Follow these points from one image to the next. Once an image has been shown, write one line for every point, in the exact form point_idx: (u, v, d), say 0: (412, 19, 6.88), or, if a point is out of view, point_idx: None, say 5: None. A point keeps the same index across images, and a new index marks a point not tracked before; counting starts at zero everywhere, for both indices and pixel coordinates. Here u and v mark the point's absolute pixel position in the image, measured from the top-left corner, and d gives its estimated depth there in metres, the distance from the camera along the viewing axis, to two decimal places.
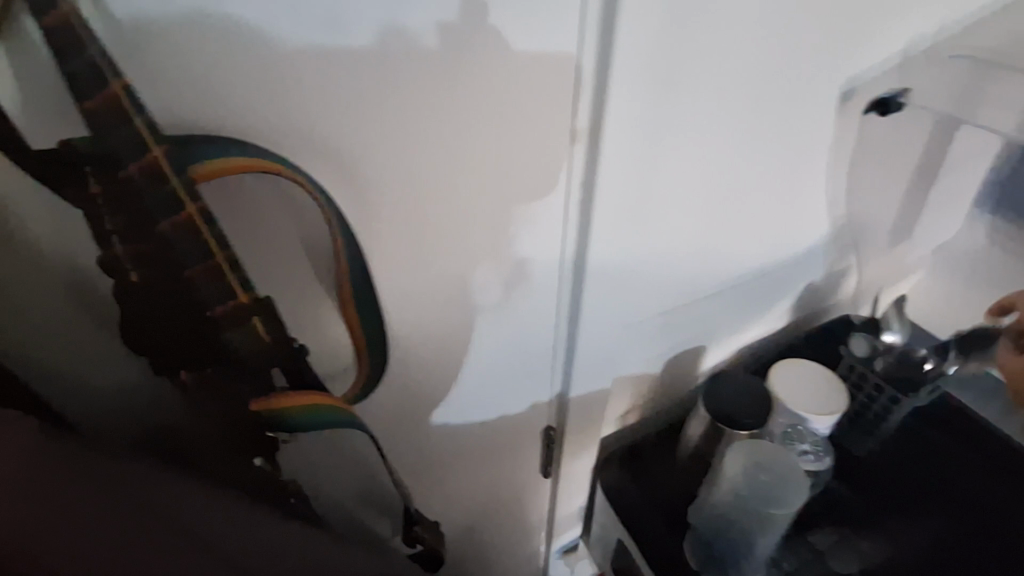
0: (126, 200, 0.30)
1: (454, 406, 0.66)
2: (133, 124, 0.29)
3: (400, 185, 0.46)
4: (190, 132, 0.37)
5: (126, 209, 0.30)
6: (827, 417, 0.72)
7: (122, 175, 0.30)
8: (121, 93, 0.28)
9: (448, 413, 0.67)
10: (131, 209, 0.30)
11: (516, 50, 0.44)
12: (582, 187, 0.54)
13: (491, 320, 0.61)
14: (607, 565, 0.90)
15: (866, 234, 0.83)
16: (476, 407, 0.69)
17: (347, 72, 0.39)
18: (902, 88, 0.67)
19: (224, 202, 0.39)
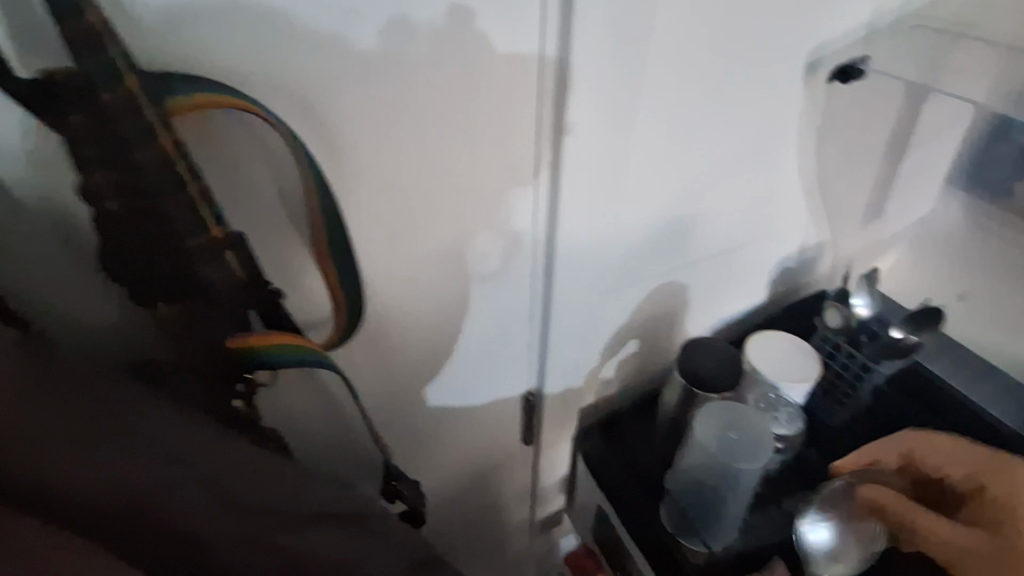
0: (102, 128, 0.32)
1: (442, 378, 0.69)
2: (110, 56, 0.31)
3: (387, 167, 0.50)
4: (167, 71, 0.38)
5: (103, 137, 0.32)
6: (799, 384, 0.74)
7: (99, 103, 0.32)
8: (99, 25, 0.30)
9: (442, 391, 0.70)
10: (108, 137, 0.32)
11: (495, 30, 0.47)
12: (552, 149, 0.56)
13: (484, 289, 0.63)
14: (589, 535, 0.91)
15: (841, 208, 0.85)
16: (468, 387, 0.72)
17: (345, 65, 0.44)
18: (863, 55, 0.69)
19: (201, 144, 0.41)
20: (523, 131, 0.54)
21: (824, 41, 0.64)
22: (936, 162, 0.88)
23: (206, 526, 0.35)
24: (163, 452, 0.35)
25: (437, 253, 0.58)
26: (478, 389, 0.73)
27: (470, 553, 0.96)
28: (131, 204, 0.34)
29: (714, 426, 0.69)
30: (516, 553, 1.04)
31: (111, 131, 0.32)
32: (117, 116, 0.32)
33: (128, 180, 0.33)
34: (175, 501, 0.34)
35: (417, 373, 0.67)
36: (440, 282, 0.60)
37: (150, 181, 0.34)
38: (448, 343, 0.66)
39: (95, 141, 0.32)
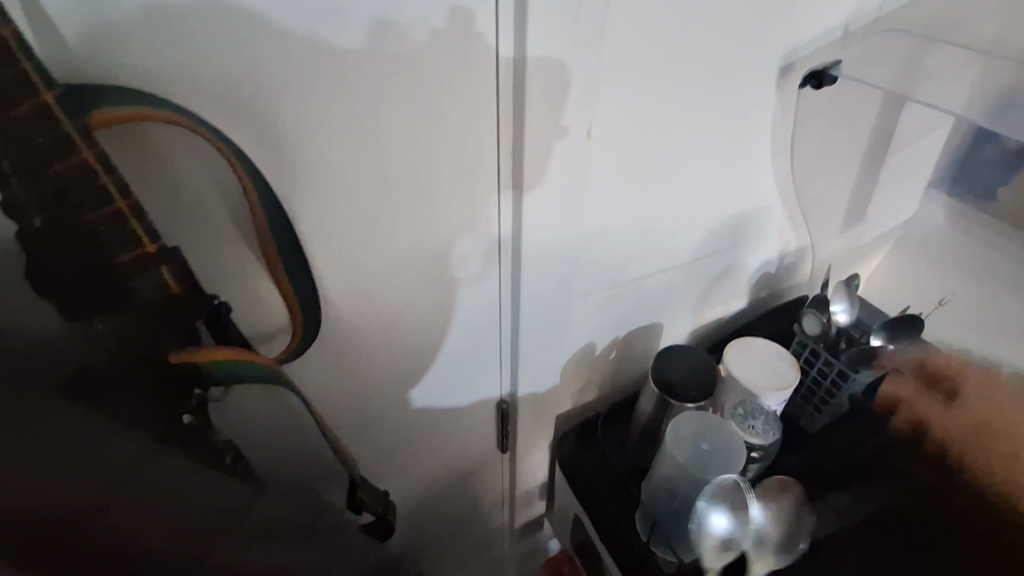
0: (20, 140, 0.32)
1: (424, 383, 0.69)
2: (19, 66, 0.31)
3: (359, 169, 0.49)
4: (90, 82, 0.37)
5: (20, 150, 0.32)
6: (776, 393, 0.73)
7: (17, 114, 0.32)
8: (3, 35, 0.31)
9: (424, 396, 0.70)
10: (25, 150, 0.32)
11: (475, 32, 0.46)
12: (512, 156, 0.55)
13: (471, 291, 0.63)
14: (568, 541, 0.91)
15: (818, 212, 0.84)
16: (447, 392, 0.72)
17: (322, 64, 0.43)
18: (834, 60, 0.67)
19: (132, 155, 0.40)
20: (483, 139, 0.53)
21: (796, 44, 0.63)
22: (916, 167, 0.87)
23: (144, 537, 0.33)
24: (99, 467, 0.31)
25: (396, 261, 0.57)
26: (458, 393, 0.73)
27: (449, 558, 0.96)
28: (57, 219, 0.35)
29: (685, 433, 0.69)
30: (496, 559, 1.03)
31: (31, 142, 0.32)
32: (30, 129, 0.32)
33: (52, 194, 0.34)
34: (108, 520, 0.31)
35: (383, 380, 0.66)
36: (402, 290, 0.59)
37: (76, 196, 0.34)
38: (412, 350, 0.65)
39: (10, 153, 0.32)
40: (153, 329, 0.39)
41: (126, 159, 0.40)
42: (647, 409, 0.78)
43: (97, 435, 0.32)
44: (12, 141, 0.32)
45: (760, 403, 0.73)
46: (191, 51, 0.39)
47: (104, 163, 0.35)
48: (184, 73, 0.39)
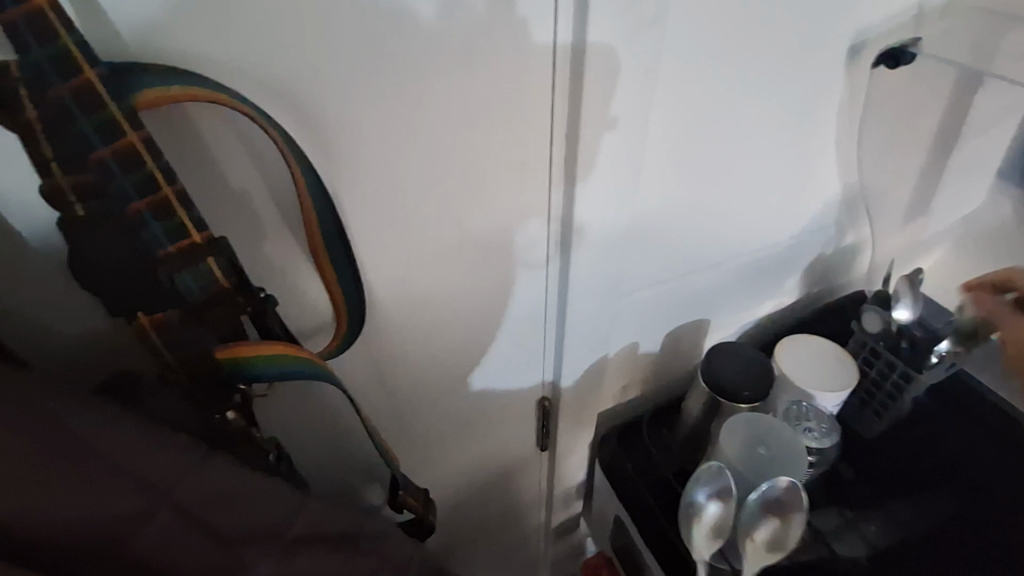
0: (62, 123, 0.31)
1: (482, 368, 0.67)
2: (64, 46, 0.29)
3: (408, 156, 0.47)
4: (131, 60, 0.35)
5: (64, 134, 0.31)
6: (832, 394, 0.69)
7: (54, 96, 0.30)
8: (45, 8, 0.28)
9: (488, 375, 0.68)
10: (68, 134, 0.31)
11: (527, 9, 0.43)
12: (566, 144, 0.52)
13: (529, 278, 0.61)
14: (607, 542, 0.88)
15: (881, 203, 0.79)
16: (501, 378, 0.70)
17: (373, 45, 0.40)
18: (913, 37, 0.62)
19: (175, 138, 0.38)
20: (536, 126, 0.50)
21: (868, 25, 0.59)
22: (986, 155, 0.81)
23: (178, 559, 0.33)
24: (137, 476, 0.33)
25: (441, 254, 0.54)
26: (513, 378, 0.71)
27: (484, 555, 0.94)
28: (100, 208, 0.33)
29: (739, 436, 0.65)
30: (531, 557, 1.01)
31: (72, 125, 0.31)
32: (73, 113, 0.31)
33: (94, 181, 0.32)
34: (142, 540, 0.32)
35: (424, 377, 0.64)
36: (446, 285, 0.57)
37: (118, 184, 0.33)
38: (454, 346, 0.63)
39: (56, 140, 0.31)
40: (197, 326, 0.38)
41: (172, 143, 0.38)
42: (695, 407, 0.74)
43: (127, 453, 0.33)
44: (57, 127, 0.31)
45: (816, 405, 0.70)
46: (239, 32, 0.36)
47: (151, 146, 0.33)
48: (229, 55, 0.37)
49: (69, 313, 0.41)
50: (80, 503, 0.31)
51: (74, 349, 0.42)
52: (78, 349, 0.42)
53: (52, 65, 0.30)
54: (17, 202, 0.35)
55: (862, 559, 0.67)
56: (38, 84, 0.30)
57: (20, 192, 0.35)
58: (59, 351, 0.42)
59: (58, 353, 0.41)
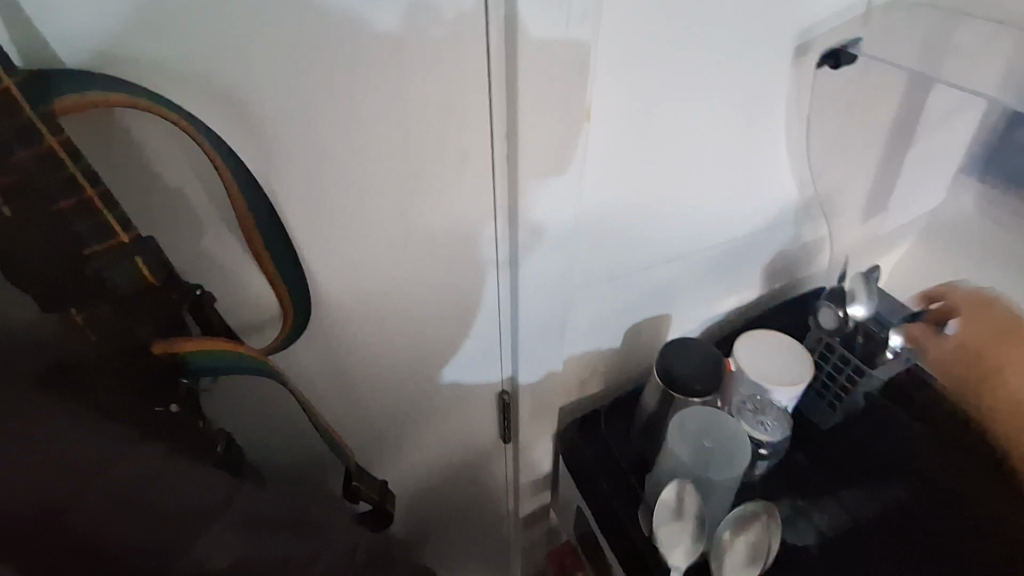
0: None
1: (458, 358, 0.69)
2: None
3: (349, 155, 0.48)
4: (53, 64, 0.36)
5: None
6: (786, 387, 0.71)
7: None
8: None
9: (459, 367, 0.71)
10: None
11: (457, 11, 0.44)
12: (507, 143, 0.52)
13: (502, 275, 0.63)
14: (572, 531, 0.90)
15: (837, 199, 0.80)
16: (479, 365, 0.72)
17: (304, 49, 0.41)
18: (854, 37, 0.64)
19: (102, 139, 0.39)
20: (475, 125, 0.51)
21: (811, 23, 0.60)
22: (940, 150, 0.82)
23: (116, 537, 0.33)
24: (72, 450, 0.32)
25: (387, 249, 0.55)
26: (487, 361, 0.72)
27: (452, 544, 0.95)
28: (25, 208, 0.34)
29: (688, 429, 0.67)
30: (503, 544, 1.03)
31: None
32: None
33: (17, 179, 0.33)
34: (79, 514, 0.31)
35: (378, 369, 0.65)
36: (395, 278, 0.58)
37: (39, 184, 0.34)
38: (407, 338, 0.64)
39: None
40: (132, 320, 0.40)
41: (95, 146, 0.39)
42: (651, 402, 0.75)
43: (87, 442, 0.33)
44: None
45: (770, 398, 0.71)
46: (162, 37, 0.37)
47: (72, 149, 0.34)
48: (157, 60, 0.38)
49: None
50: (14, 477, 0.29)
51: None
52: None
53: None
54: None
55: (812, 547, 0.69)
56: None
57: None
58: None
59: None
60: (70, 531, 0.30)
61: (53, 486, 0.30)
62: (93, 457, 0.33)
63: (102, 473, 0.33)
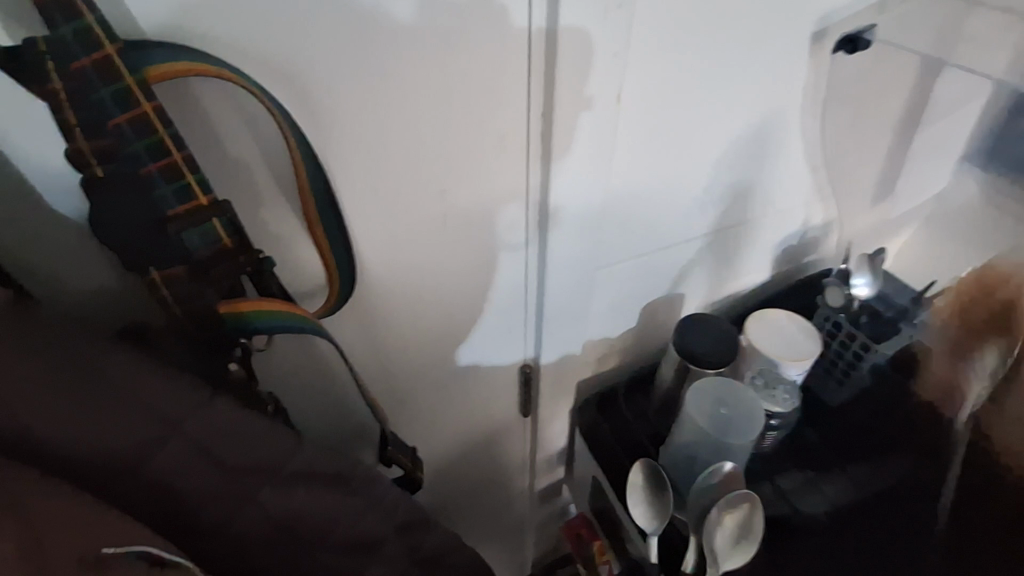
0: (82, 90, 0.36)
1: (477, 336, 0.72)
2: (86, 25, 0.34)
3: (397, 133, 0.51)
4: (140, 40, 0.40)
5: (84, 101, 0.36)
6: (798, 362, 0.74)
7: (76, 67, 0.35)
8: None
9: (478, 347, 0.74)
10: (88, 101, 0.36)
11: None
12: (542, 121, 0.56)
13: (513, 260, 0.66)
14: (586, 505, 0.93)
15: (847, 184, 0.83)
16: (494, 356, 0.76)
17: (366, 31, 0.45)
18: (869, 25, 0.67)
19: (179, 112, 0.42)
20: (514, 105, 0.54)
21: (829, 10, 0.63)
22: (946, 137, 0.86)
23: (194, 486, 0.40)
24: (148, 409, 0.38)
25: (426, 221, 0.58)
26: (501, 348, 0.75)
27: (469, 516, 0.99)
28: (118, 168, 0.38)
29: (705, 402, 0.69)
30: (518, 521, 1.07)
31: (92, 93, 0.36)
32: (94, 82, 0.36)
33: (111, 146, 0.37)
34: (158, 459, 0.38)
35: (411, 343, 0.68)
36: (431, 252, 0.61)
37: (132, 147, 0.38)
38: (440, 313, 0.67)
39: (77, 106, 0.36)
40: (203, 282, 0.42)
41: (181, 115, 0.43)
42: (667, 376, 0.79)
43: (161, 401, 0.38)
44: (78, 94, 0.36)
45: (781, 372, 0.75)
46: (238, 14, 0.41)
47: (162, 115, 0.38)
48: (231, 38, 0.41)
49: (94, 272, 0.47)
50: (87, 432, 0.36)
51: (98, 307, 0.48)
52: (101, 306, 0.48)
53: (76, 40, 0.35)
54: (45, 165, 0.41)
55: (822, 515, 0.72)
56: (62, 56, 0.35)
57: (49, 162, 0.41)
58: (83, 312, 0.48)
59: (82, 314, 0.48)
60: (144, 475, 0.38)
61: (128, 443, 0.37)
62: (167, 414, 0.38)
63: (177, 433, 0.39)
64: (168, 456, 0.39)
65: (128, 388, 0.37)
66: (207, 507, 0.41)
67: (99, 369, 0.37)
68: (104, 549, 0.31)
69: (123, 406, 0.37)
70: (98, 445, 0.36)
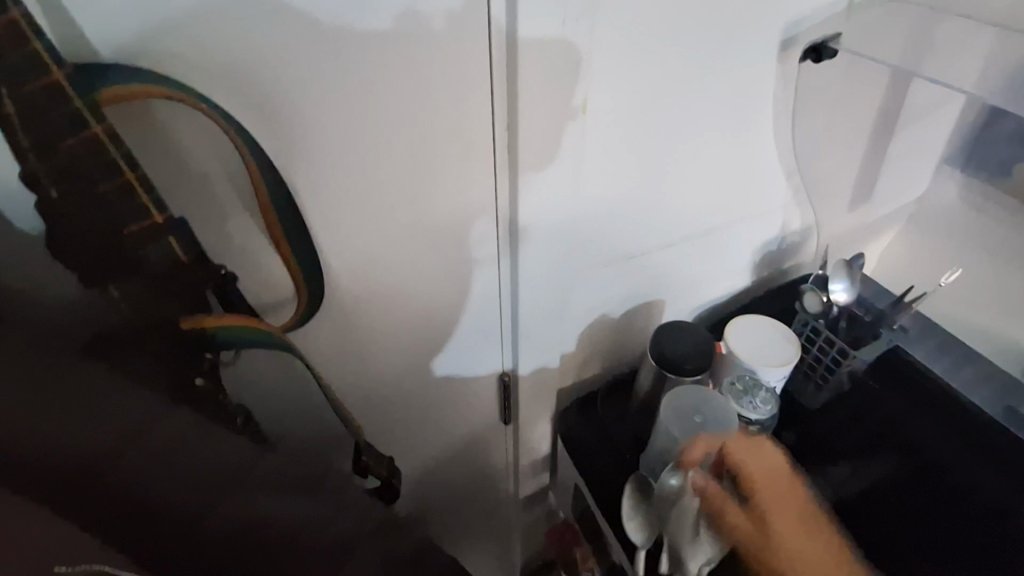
0: (34, 114, 0.36)
1: (455, 343, 0.72)
2: (35, 50, 0.35)
3: (360, 144, 0.51)
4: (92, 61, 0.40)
5: (35, 125, 0.36)
6: (777, 369, 0.74)
7: (29, 89, 0.36)
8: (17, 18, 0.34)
9: (458, 353, 0.73)
10: (40, 124, 0.37)
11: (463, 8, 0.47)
12: (507, 132, 0.56)
13: (489, 272, 0.66)
14: (570, 511, 0.93)
15: (824, 190, 0.84)
16: (471, 364, 0.76)
17: (325, 45, 0.45)
18: (834, 33, 0.67)
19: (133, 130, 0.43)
20: (478, 116, 0.54)
21: (797, 19, 0.63)
22: (923, 142, 0.86)
23: (164, 497, 0.37)
24: (113, 416, 0.36)
25: (394, 232, 0.58)
26: (478, 357, 0.76)
27: (454, 522, 0.99)
28: (72, 189, 0.39)
29: (681, 410, 0.69)
30: (504, 525, 1.07)
31: (43, 117, 0.36)
32: (46, 105, 0.36)
33: (65, 168, 0.38)
34: (120, 469, 0.35)
35: (386, 352, 0.69)
36: (403, 262, 0.61)
37: (86, 167, 0.39)
38: (415, 321, 0.67)
39: (29, 129, 0.37)
40: (162, 295, 0.44)
41: (138, 134, 0.44)
42: (646, 383, 0.79)
43: (125, 408, 0.36)
44: (29, 117, 0.36)
45: (759, 378, 0.75)
46: (191, 34, 0.41)
47: (114, 137, 0.39)
48: (184, 57, 0.42)
49: None
50: (56, 436, 0.32)
51: None
52: None
53: (25, 65, 0.35)
54: (3, 185, 0.42)
55: None
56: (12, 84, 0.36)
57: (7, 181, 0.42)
58: None
59: None
60: (115, 484, 0.34)
61: (94, 451, 0.34)
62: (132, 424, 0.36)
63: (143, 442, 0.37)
64: (134, 465, 0.36)
65: (92, 391, 0.35)
66: (180, 514, 0.37)
67: (61, 374, 0.34)
68: (57, 567, 0.30)
69: (88, 415, 0.34)
70: (62, 453, 0.32)
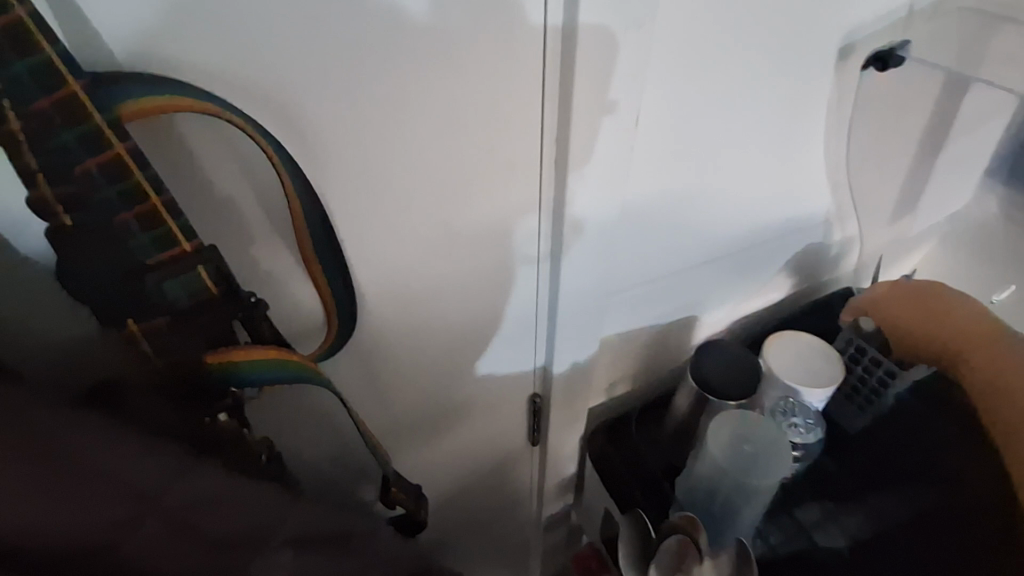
0: (43, 136, 0.33)
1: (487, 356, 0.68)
2: (47, 56, 0.31)
3: (398, 155, 0.47)
4: (107, 67, 0.36)
5: (46, 146, 0.33)
6: (820, 390, 0.70)
7: (36, 107, 0.32)
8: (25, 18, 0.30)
9: (492, 364, 0.69)
10: (51, 144, 0.33)
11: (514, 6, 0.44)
12: (556, 144, 0.52)
13: (532, 272, 0.62)
14: (596, 534, 0.89)
15: (869, 203, 0.80)
16: (502, 363, 0.70)
17: (370, 45, 0.41)
18: (901, 41, 0.63)
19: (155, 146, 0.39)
20: (524, 123, 0.50)
21: (858, 25, 0.59)
22: (969, 153, 0.83)
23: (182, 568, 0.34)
24: (123, 479, 0.33)
25: (431, 248, 0.55)
26: (512, 360, 0.70)
27: (473, 545, 0.94)
28: (88, 215, 0.36)
29: (725, 437, 0.65)
30: (525, 546, 1.02)
31: (54, 137, 0.33)
32: (56, 122, 0.33)
33: (79, 193, 0.35)
34: (137, 542, 0.32)
35: (414, 374, 0.65)
36: (436, 279, 0.57)
37: (103, 193, 0.35)
38: (445, 341, 0.63)
39: (39, 150, 0.33)
40: (185, 331, 0.40)
41: (160, 151, 0.40)
42: (684, 404, 0.74)
43: (136, 467, 0.34)
44: (38, 138, 0.33)
45: (801, 400, 0.70)
46: (220, 38, 0.37)
47: (138, 157, 0.35)
48: (209, 63, 0.38)
49: (63, 317, 0.44)
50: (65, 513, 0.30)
51: (64, 349, 0.45)
52: (67, 349, 0.45)
53: (33, 78, 0.32)
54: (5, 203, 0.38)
55: (844, 550, 0.69)
56: (19, 94, 0.32)
57: (9, 205, 0.37)
58: (48, 355, 0.44)
59: (47, 357, 0.44)
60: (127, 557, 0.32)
61: (102, 525, 0.31)
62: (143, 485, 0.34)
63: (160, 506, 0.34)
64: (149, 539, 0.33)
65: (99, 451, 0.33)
66: None
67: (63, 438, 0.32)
68: None
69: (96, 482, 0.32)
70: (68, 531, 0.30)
